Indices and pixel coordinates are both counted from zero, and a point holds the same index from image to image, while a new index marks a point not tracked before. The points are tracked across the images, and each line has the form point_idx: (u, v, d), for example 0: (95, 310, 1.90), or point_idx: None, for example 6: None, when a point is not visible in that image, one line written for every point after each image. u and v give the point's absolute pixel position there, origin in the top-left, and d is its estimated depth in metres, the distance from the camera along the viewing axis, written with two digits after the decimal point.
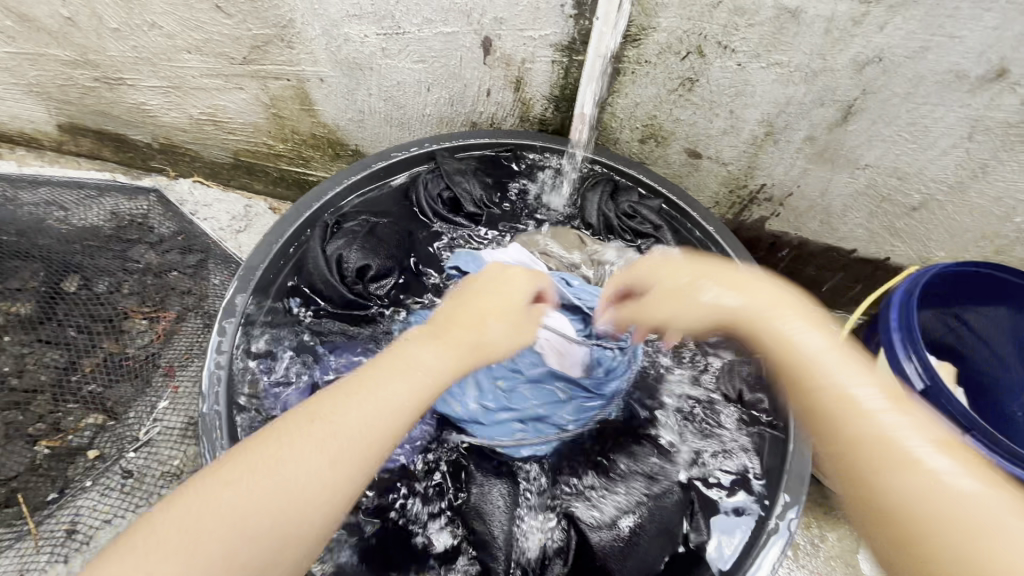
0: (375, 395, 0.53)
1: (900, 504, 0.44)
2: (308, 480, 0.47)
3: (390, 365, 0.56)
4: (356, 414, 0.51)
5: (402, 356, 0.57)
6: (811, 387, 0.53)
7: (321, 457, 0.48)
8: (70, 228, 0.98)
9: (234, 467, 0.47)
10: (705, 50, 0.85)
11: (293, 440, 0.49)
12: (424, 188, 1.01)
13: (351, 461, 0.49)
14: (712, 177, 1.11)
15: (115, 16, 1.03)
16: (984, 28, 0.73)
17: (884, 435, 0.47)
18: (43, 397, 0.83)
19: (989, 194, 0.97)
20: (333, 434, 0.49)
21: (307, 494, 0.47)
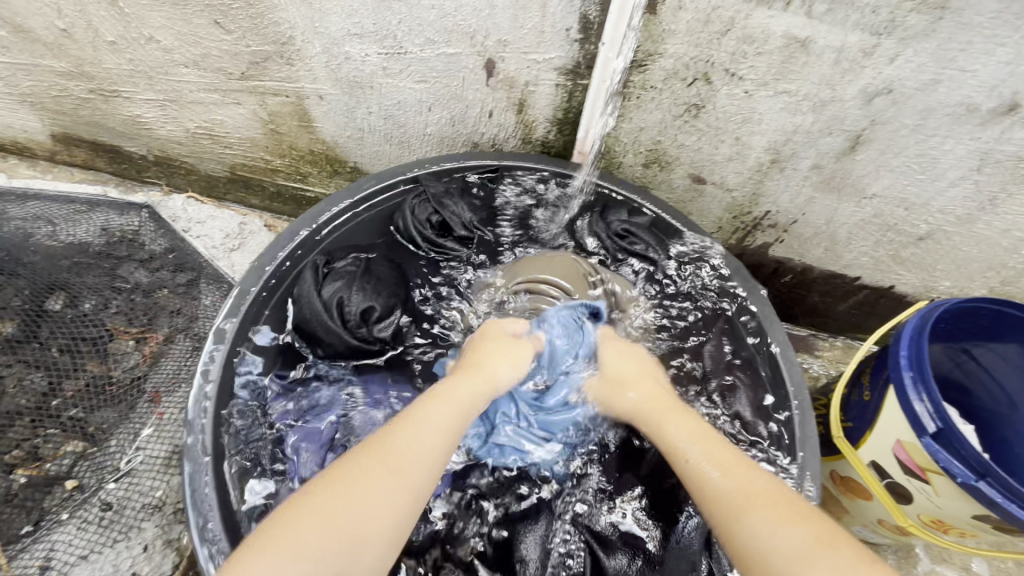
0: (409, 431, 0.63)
1: (757, 553, 0.54)
2: (378, 506, 0.57)
3: (426, 405, 0.67)
4: (409, 446, 0.62)
5: (434, 398, 0.69)
6: (692, 481, 0.64)
7: (383, 488, 0.58)
8: (58, 244, 0.96)
9: (299, 508, 0.56)
10: (712, 77, 0.84)
11: (352, 478, 0.58)
12: (411, 213, 0.98)
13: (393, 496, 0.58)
14: (716, 203, 1.09)
15: (112, 29, 1.01)
16: (997, 63, 0.72)
17: (754, 522, 0.56)
18: (24, 420, 0.80)
19: (997, 226, 0.96)
20: (388, 467, 0.59)
21: (380, 519, 0.56)
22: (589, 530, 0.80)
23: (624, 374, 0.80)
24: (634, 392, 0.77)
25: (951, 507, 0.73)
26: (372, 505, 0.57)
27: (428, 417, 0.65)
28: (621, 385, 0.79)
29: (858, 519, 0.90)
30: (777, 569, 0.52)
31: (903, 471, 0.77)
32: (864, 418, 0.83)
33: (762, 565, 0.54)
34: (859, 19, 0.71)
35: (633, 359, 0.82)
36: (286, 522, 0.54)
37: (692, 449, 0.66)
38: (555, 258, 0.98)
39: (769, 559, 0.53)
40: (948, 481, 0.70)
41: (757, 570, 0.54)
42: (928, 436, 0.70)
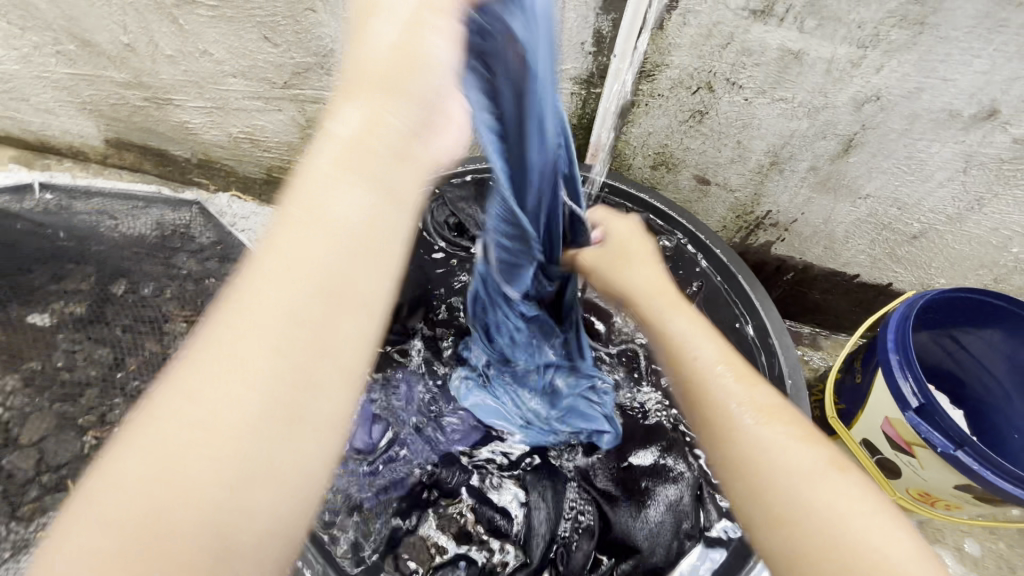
0: (250, 286, 0.41)
1: (759, 465, 0.51)
2: (233, 418, 0.37)
3: (286, 226, 0.42)
4: (260, 324, 0.39)
5: (308, 212, 0.43)
6: (693, 372, 0.59)
7: (247, 391, 0.38)
8: (120, 236, 1.06)
9: (119, 457, 0.36)
10: (715, 86, 0.92)
11: (190, 380, 0.38)
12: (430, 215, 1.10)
13: (241, 395, 0.38)
14: (720, 203, 1.17)
15: (171, 43, 1.12)
16: (974, 73, 0.80)
17: (762, 437, 0.52)
18: (93, 391, 0.90)
19: (986, 225, 1.02)
20: (235, 365, 0.38)
21: (238, 427, 0.37)
22: (593, 489, 0.87)
23: (630, 254, 0.72)
24: (632, 268, 0.71)
25: (936, 478, 0.79)
26: (226, 420, 0.37)
27: (291, 242, 0.42)
28: (625, 263, 0.71)
29: None
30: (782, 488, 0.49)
31: (892, 447, 0.83)
32: (856, 399, 0.89)
33: (765, 482, 0.50)
34: (847, 34, 0.79)
35: (636, 247, 0.74)
36: (111, 480, 0.35)
37: (700, 355, 0.60)
38: None
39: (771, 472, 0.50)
40: (931, 453, 0.77)
41: (751, 483, 0.51)
42: (910, 411, 0.76)
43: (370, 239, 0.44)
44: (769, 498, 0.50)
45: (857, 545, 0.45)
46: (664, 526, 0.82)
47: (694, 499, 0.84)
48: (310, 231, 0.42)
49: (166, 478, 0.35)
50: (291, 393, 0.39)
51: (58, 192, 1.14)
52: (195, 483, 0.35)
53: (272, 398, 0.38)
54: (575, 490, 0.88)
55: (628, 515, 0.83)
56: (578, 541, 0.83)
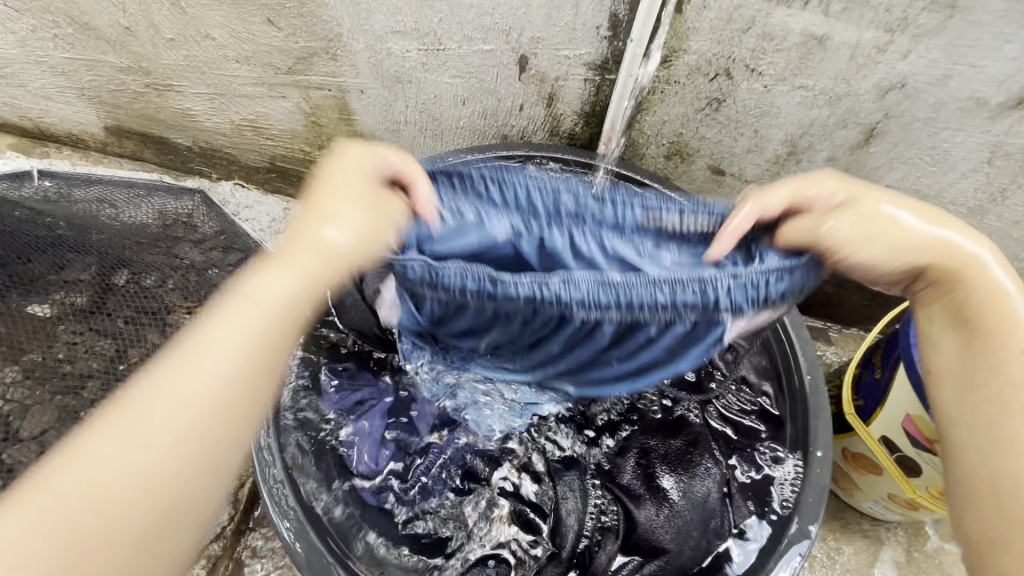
0: (193, 351, 0.55)
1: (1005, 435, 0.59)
2: (164, 451, 0.51)
3: (224, 313, 0.56)
4: (195, 394, 0.53)
5: (246, 305, 0.57)
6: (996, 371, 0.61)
7: (168, 445, 0.51)
8: (122, 226, 1.04)
9: (71, 468, 0.49)
10: (734, 72, 0.89)
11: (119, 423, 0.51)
12: None
13: (163, 438, 0.51)
14: (735, 194, 1.14)
15: (171, 27, 1.09)
16: (1005, 59, 0.77)
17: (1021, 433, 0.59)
18: (94, 384, 0.88)
19: (1008, 218, 1.00)
20: (157, 428, 0.51)
21: (155, 464, 0.50)
22: (614, 486, 0.86)
23: (907, 203, 0.66)
24: (910, 212, 0.65)
25: None
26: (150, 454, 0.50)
27: (230, 321, 0.56)
28: (898, 207, 0.65)
29: (870, 495, 0.94)
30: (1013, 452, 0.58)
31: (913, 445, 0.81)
32: (875, 396, 0.87)
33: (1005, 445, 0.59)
34: (874, 17, 0.76)
35: (917, 207, 0.67)
36: (52, 482, 0.49)
37: (1020, 371, 0.60)
38: None
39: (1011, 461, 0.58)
40: None
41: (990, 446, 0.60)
42: None
43: (280, 341, 0.58)
44: (976, 492, 0.60)
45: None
46: (691, 526, 0.81)
47: (720, 496, 0.83)
48: (246, 314, 0.56)
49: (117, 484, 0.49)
50: (206, 437, 0.53)
51: (59, 181, 1.12)
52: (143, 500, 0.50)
53: (193, 444, 0.52)
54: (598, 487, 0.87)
55: (657, 514, 0.83)
56: (602, 541, 0.82)
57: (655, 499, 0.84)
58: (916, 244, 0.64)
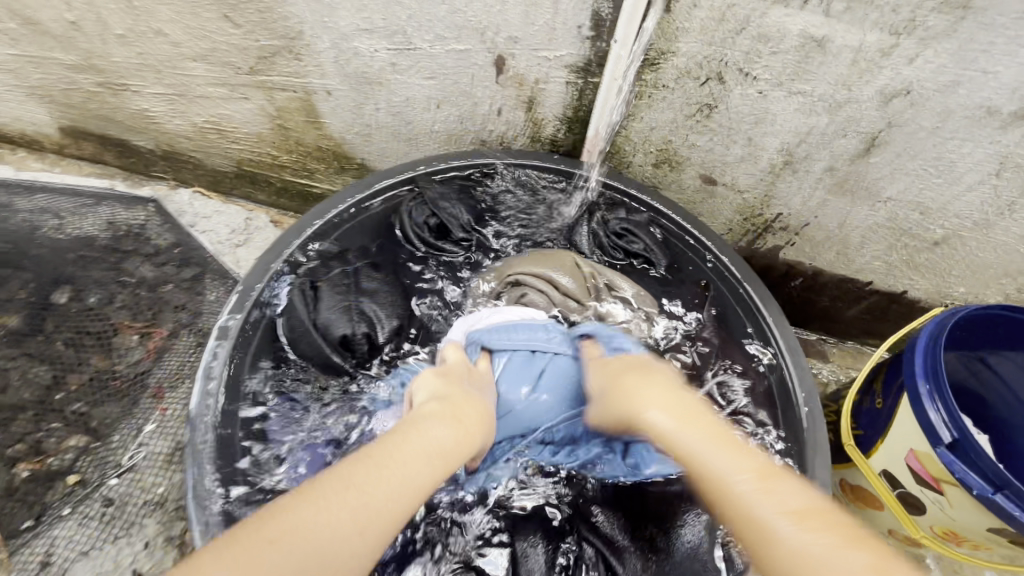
0: (406, 445, 0.54)
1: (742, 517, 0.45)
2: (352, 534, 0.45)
3: (416, 424, 0.57)
4: (408, 475, 0.51)
5: (407, 435, 0.55)
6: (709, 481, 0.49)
7: (372, 521, 0.47)
8: (65, 238, 0.96)
9: (292, 520, 0.44)
10: (726, 76, 0.82)
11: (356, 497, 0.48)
12: (408, 216, 0.98)
13: (377, 512, 0.47)
14: (727, 204, 1.08)
15: (121, 22, 1.00)
16: (1019, 64, 0.70)
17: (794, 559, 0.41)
18: (25, 416, 0.80)
19: (1015, 232, 0.94)
20: (366, 499, 0.47)
21: (359, 540, 0.45)
22: (597, 537, 0.77)
23: (637, 363, 0.68)
24: (662, 366, 0.66)
25: (966, 519, 0.71)
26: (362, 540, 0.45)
27: (412, 436, 0.55)
28: (650, 360, 0.68)
29: (869, 528, 0.88)
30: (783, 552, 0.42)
31: (917, 482, 0.75)
32: (876, 425, 0.81)
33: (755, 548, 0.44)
34: (879, 18, 0.70)
35: (635, 363, 0.68)
36: (278, 530, 0.43)
37: (739, 477, 0.47)
38: (559, 253, 0.97)
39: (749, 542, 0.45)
40: (963, 492, 0.69)
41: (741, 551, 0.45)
42: (943, 446, 0.68)
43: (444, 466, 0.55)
44: None
45: None
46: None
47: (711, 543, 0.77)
48: (410, 436, 0.55)
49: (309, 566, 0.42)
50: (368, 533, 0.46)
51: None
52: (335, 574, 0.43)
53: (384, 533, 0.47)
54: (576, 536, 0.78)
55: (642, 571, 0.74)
56: None
57: (640, 554, 0.76)
58: (679, 397, 0.59)
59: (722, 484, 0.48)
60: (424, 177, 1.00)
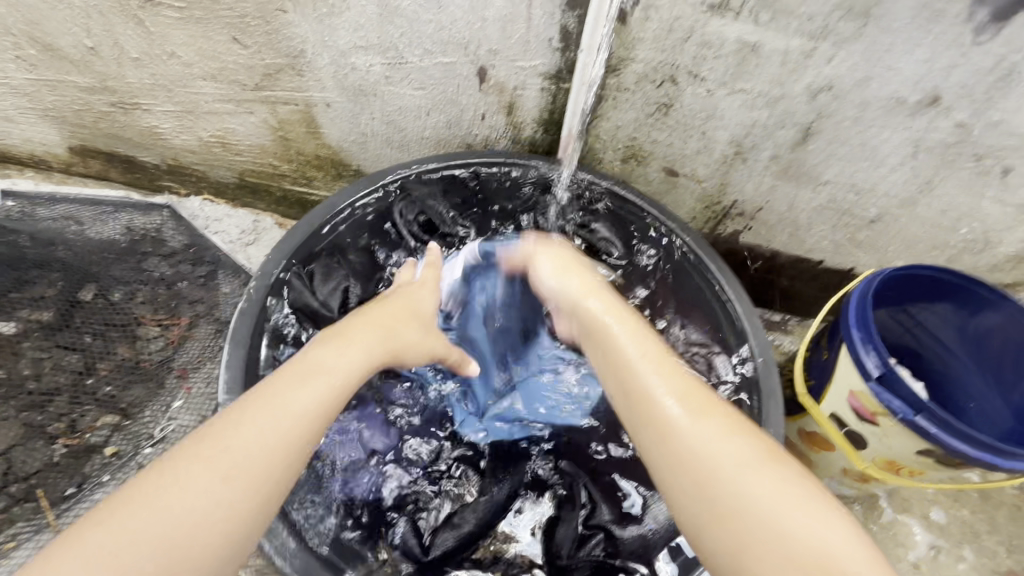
0: (260, 410, 0.62)
1: (688, 462, 0.61)
2: (212, 487, 0.55)
3: (264, 395, 0.63)
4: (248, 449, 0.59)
5: (267, 403, 0.62)
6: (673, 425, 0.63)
7: (199, 505, 0.54)
8: (88, 241, 1.04)
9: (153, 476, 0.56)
10: (678, 78, 0.95)
11: (206, 466, 0.56)
12: (401, 216, 1.07)
13: (227, 480, 0.56)
14: (688, 194, 1.21)
15: (136, 46, 1.10)
16: (917, 61, 0.85)
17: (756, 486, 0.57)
18: (61, 399, 0.88)
19: (936, 208, 1.08)
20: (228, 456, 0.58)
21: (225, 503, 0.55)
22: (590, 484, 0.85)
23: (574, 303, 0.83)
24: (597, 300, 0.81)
25: (899, 446, 0.84)
26: (210, 495, 0.55)
27: (301, 386, 0.65)
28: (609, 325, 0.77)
29: (825, 471, 1.00)
30: (723, 491, 0.58)
31: (857, 418, 0.87)
32: (823, 375, 0.93)
33: (734, 515, 0.56)
34: (798, 26, 0.84)
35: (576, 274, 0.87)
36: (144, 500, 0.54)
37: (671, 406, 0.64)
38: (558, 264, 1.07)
39: (704, 543, 0.58)
40: (895, 422, 0.81)
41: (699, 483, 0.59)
42: (873, 380, 0.81)
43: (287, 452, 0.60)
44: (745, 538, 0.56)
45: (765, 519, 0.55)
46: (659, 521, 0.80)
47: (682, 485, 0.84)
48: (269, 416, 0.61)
49: (138, 531, 0.52)
50: (293, 456, 0.61)
51: (20, 200, 1.11)
52: (177, 539, 0.52)
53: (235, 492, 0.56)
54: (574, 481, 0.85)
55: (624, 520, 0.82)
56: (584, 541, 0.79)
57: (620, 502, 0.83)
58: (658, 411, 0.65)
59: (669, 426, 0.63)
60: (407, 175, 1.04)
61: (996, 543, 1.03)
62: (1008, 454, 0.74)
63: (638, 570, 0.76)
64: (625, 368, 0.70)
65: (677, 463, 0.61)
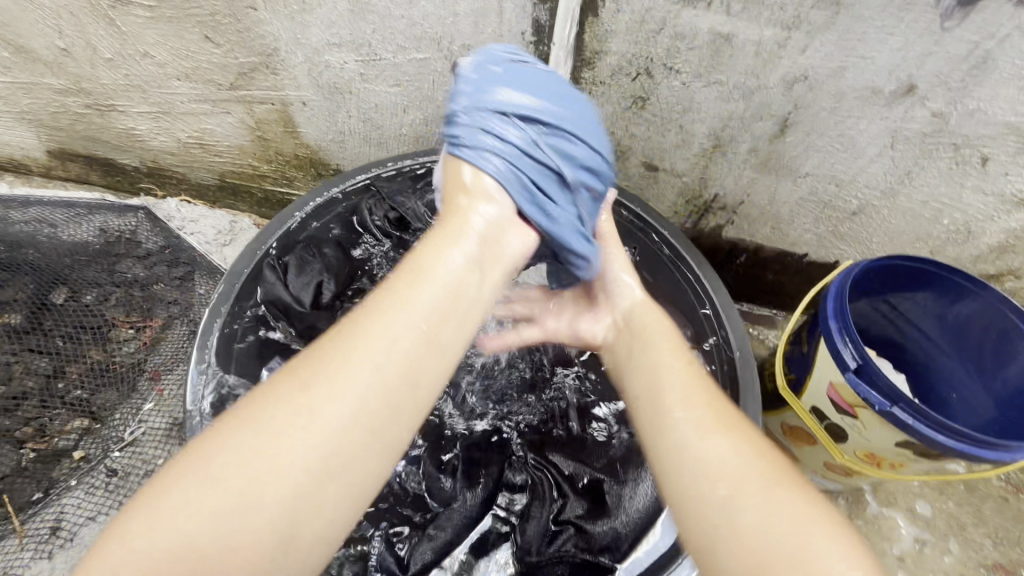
0: (332, 375, 0.50)
1: (727, 519, 0.48)
2: (294, 449, 0.46)
3: (340, 357, 0.51)
4: (316, 433, 0.48)
5: (339, 374, 0.50)
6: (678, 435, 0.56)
7: (267, 494, 0.45)
8: (61, 243, 1.03)
9: (209, 456, 0.46)
10: (653, 71, 0.95)
11: (286, 425, 0.48)
12: (367, 212, 1.02)
13: (294, 465, 0.46)
14: (670, 188, 1.20)
15: (109, 46, 1.10)
16: (890, 50, 0.84)
17: (768, 501, 0.48)
18: (30, 402, 0.88)
19: (917, 198, 1.07)
20: (281, 443, 0.47)
21: (297, 493, 0.46)
22: (560, 479, 0.79)
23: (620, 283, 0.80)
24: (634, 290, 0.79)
25: (878, 439, 0.83)
26: (288, 457, 0.46)
27: (364, 346, 0.52)
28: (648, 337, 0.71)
29: (809, 466, 1.00)
30: (748, 508, 0.48)
31: (836, 412, 0.86)
32: (804, 370, 0.92)
33: (756, 548, 0.46)
34: (770, 16, 0.83)
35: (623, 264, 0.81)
36: (200, 481, 0.45)
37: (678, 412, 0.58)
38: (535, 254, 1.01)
39: (721, 558, 0.47)
40: (873, 415, 0.80)
41: (716, 499, 0.50)
42: (850, 372, 0.80)
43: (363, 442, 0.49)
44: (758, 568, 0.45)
45: (777, 542, 0.45)
46: (634, 514, 0.73)
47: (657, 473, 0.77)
48: (312, 402, 0.49)
49: (217, 492, 0.44)
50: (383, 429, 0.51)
51: None
52: (247, 516, 0.44)
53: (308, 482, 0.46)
54: (544, 478, 0.79)
55: (598, 512, 0.75)
56: (557, 540, 0.73)
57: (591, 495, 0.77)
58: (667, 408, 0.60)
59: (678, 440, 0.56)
60: (376, 175, 1.01)
61: (982, 536, 1.02)
62: (986, 443, 0.73)
63: (613, 567, 0.69)
64: (647, 367, 0.67)
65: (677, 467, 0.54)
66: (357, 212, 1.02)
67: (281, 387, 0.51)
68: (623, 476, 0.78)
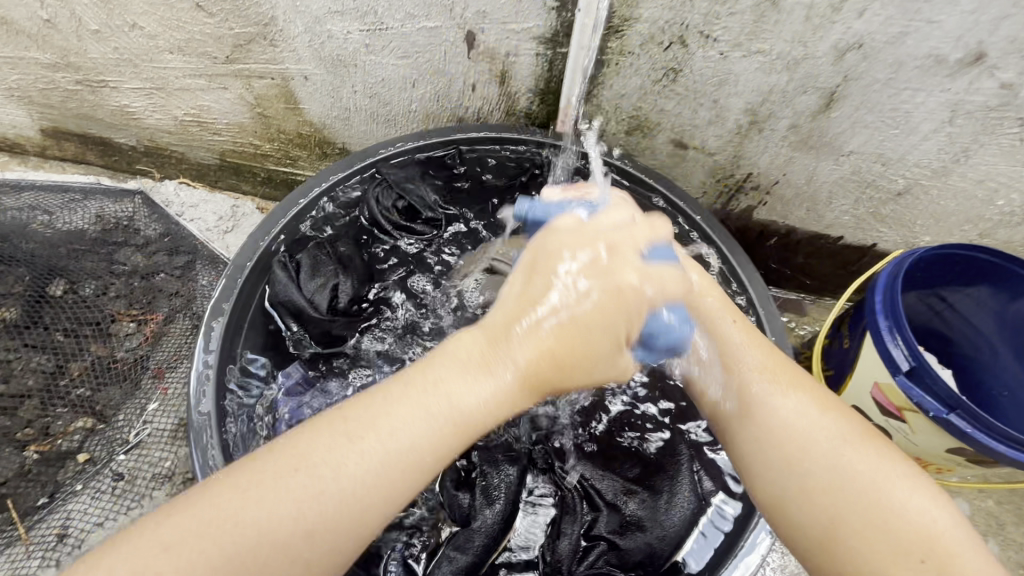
0: (321, 458, 0.47)
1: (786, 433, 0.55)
2: (296, 490, 0.45)
3: (328, 442, 0.48)
4: (307, 509, 0.45)
5: (325, 458, 0.47)
6: (777, 417, 0.57)
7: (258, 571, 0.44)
8: (55, 232, 0.98)
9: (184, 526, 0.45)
10: (688, 40, 0.86)
11: (283, 487, 0.46)
12: (376, 202, 0.94)
13: (282, 539, 0.44)
14: (699, 167, 1.12)
15: (95, 17, 1.02)
16: (961, 13, 0.75)
17: (855, 452, 0.53)
18: (32, 402, 0.85)
19: (972, 177, 0.98)
20: (278, 511, 0.45)
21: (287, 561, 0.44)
22: (592, 492, 0.73)
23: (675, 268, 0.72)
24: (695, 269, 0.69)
25: (926, 442, 0.78)
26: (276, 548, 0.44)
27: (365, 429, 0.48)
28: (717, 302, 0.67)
29: None
30: (857, 476, 0.51)
31: (880, 412, 0.81)
32: (844, 365, 0.87)
33: (840, 500, 0.50)
34: None
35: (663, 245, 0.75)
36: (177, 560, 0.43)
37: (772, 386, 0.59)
38: None
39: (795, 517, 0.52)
40: (924, 419, 0.75)
41: (786, 464, 0.54)
42: (901, 375, 0.74)
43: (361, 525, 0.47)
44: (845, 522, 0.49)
45: (868, 495, 0.50)
46: (671, 528, 0.69)
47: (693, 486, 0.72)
48: (321, 480, 0.46)
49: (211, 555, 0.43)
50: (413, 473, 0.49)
51: None
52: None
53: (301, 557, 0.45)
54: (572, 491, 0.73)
55: (632, 527, 0.69)
56: (587, 556, 0.68)
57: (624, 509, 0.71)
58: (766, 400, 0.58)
59: (781, 426, 0.56)
60: (383, 161, 0.95)
61: None
62: None
63: None
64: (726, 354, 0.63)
65: (750, 414, 0.58)
66: (363, 200, 0.95)
67: (270, 464, 0.47)
68: (657, 487, 0.72)
